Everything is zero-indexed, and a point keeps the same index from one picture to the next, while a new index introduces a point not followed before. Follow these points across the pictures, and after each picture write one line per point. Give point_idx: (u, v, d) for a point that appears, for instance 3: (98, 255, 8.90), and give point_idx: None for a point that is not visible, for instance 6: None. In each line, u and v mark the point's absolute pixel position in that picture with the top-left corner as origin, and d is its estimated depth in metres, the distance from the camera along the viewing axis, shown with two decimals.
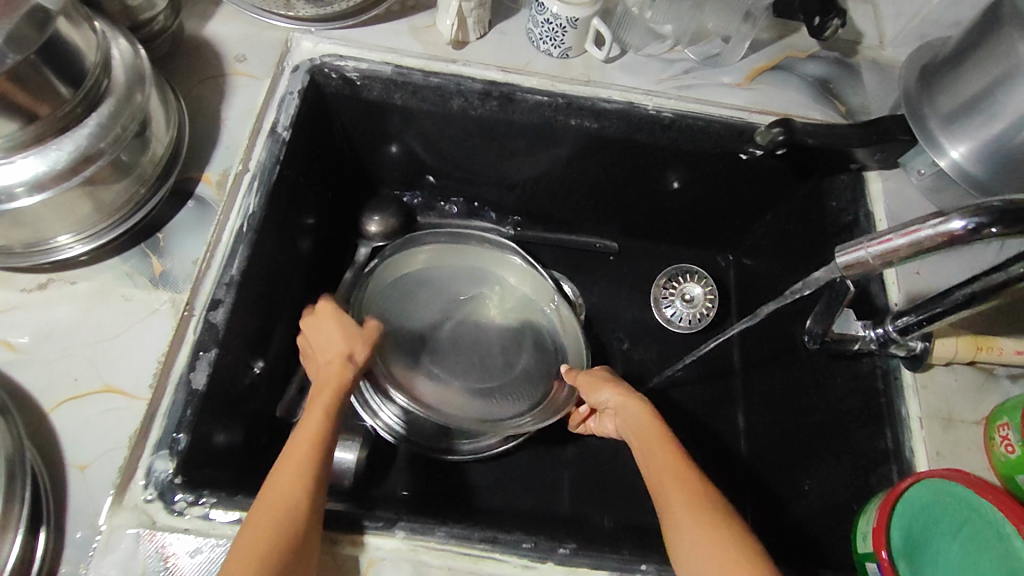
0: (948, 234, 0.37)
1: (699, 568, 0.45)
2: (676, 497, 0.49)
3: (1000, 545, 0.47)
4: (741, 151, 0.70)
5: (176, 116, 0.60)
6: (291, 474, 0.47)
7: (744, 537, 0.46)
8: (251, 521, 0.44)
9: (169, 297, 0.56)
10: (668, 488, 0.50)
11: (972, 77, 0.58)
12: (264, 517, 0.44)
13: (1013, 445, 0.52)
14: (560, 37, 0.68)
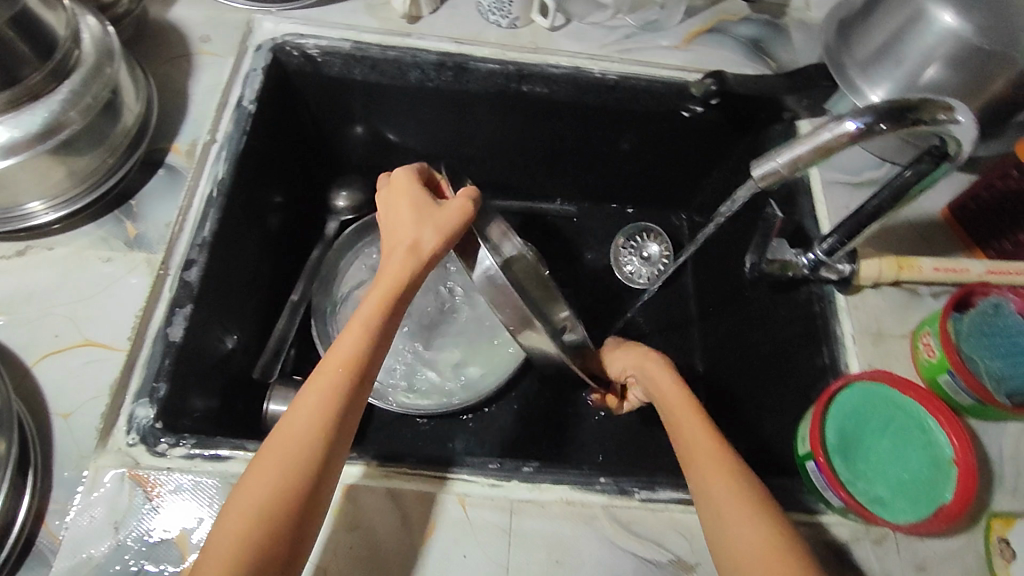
0: (846, 134, 0.42)
1: (716, 493, 0.46)
2: (694, 424, 0.51)
3: (922, 437, 0.53)
4: (682, 108, 0.75)
5: (145, 91, 0.63)
6: (333, 388, 0.44)
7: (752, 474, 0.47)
8: (290, 427, 0.43)
9: (144, 258, 0.58)
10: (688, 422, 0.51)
11: (880, 24, 0.63)
12: (303, 426, 0.43)
13: (933, 350, 0.56)
14: (507, 7, 0.73)
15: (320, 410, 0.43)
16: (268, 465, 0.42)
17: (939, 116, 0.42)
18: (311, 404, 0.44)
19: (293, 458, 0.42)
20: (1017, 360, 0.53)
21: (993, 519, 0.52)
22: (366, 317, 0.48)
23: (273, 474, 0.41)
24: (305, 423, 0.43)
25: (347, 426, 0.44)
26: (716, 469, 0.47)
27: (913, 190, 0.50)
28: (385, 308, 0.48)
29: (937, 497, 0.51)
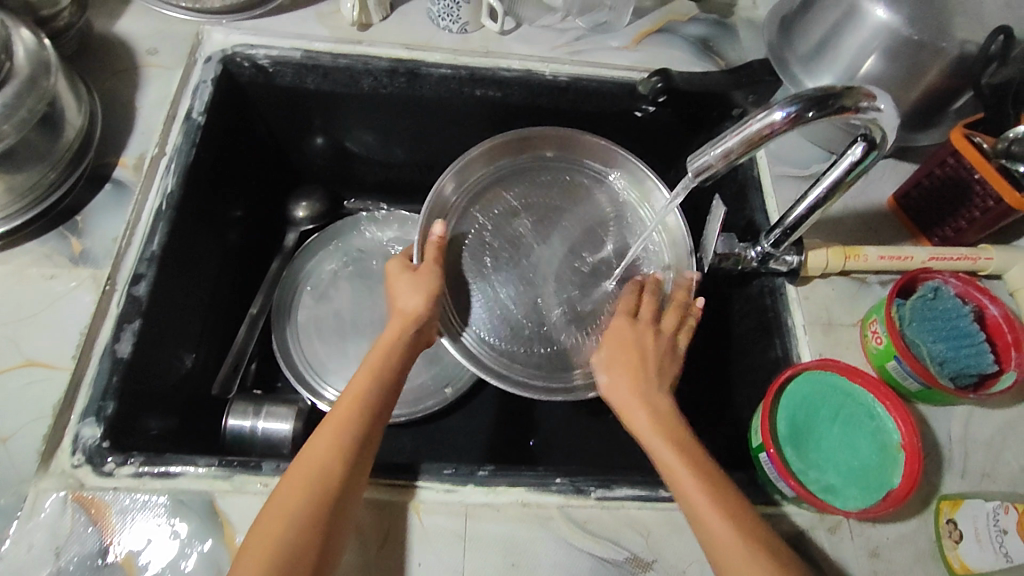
0: (773, 124, 0.42)
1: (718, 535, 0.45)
2: (683, 470, 0.48)
3: (871, 423, 0.54)
4: (635, 108, 0.76)
5: (89, 106, 0.62)
6: (348, 419, 0.50)
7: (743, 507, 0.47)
8: (310, 451, 0.48)
9: (90, 274, 0.58)
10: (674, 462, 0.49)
11: (818, 19, 0.64)
12: (321, 449, 0.48)
13: (880, 337, 0.57)
14: (456, 12, 0.73)
15: (332, 462, 0.48)
16: (279, 511, 0.45)
17: (861, 103, 0.43)
18: (322, 456, 0.48)
19: (309, 505, 0.45)
20: (958, 343, 0.54)
21: (942, 502, 0.53)
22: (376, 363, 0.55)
23: (288, 518, 0.45)
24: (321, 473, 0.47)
25: (362, 457, 0.49)
26: (699, 491, 0.47)
27: (847, 179, 0.51)
28: (386, 376, 0.55)
29: (887, 482, 0.51)
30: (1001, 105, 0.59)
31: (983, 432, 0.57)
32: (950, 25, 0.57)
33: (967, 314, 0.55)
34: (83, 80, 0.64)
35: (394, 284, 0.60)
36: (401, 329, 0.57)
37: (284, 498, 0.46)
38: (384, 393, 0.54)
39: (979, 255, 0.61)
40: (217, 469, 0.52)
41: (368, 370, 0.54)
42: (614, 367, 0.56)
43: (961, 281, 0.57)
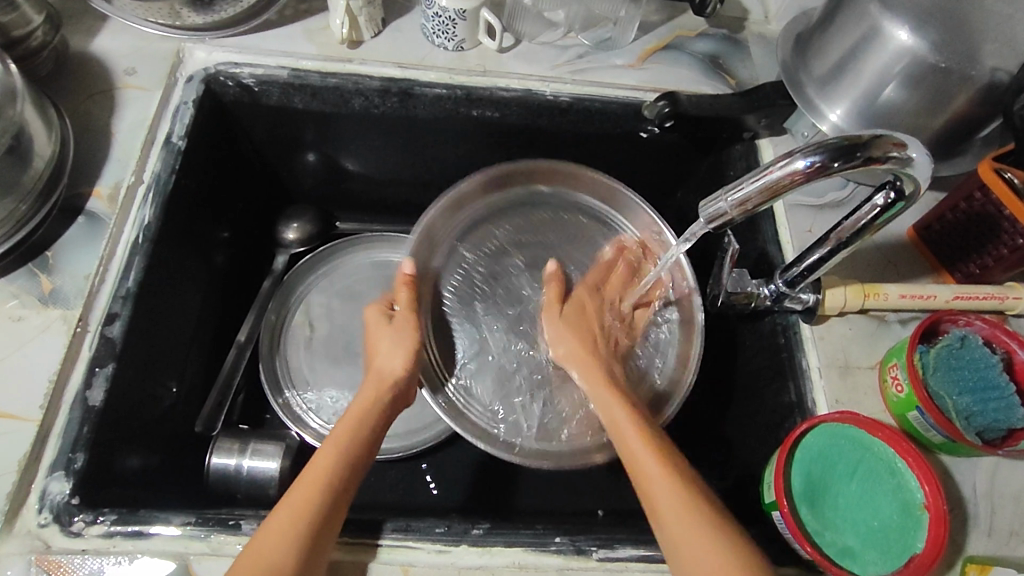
0: (794, 173, 0.39)
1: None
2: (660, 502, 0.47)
3: (891, 480, 0.50)
4: (640, 130, 0.72)
5: (60, 133, 0.58)
6: (303, 502, 0.46)
7: (733, 541, 0.44)
8: (259, 540, 0.44)
9: (60, 314, 0.54)
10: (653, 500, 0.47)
11: (837, 41, 0.60)
12: (270, 541, 0.44)
13: (901, 385, 0.53)
14: (451, 29, 0.69)
15: (300, 518, 0.44)
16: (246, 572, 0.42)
17: (891, 153, 0.39)
18: (294, 509, 0.45)
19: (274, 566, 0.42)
20: (985, 394, 0.51)
21: (969, 564, 0.49)
22: (340, 436, 0.51)
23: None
24: (293, 527, 0.44)
25: (318, 540, 0.44)
26: (694, 539, 0.44)
27: (876, 222, 0.47)
28: (366, 428, 0.52)
29: (910, 545, 0.48)
30: None
31: (1011, 486, 0.54)
32: (979, 51, 0.53)
33: (995, 364, 0.51)
34: (55, 105, 0.60)
35: (372, 342, 0.59)
36: (375, 394, 0.55)
37: (251, 560, 0.43)
38: (364, 446, 0.51)
39: (1007, 294, 0.58)
40: (193, 528, 0.48)
41: (347, 425, 0.52)
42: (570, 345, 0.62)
43: (987, 325, 0.54)
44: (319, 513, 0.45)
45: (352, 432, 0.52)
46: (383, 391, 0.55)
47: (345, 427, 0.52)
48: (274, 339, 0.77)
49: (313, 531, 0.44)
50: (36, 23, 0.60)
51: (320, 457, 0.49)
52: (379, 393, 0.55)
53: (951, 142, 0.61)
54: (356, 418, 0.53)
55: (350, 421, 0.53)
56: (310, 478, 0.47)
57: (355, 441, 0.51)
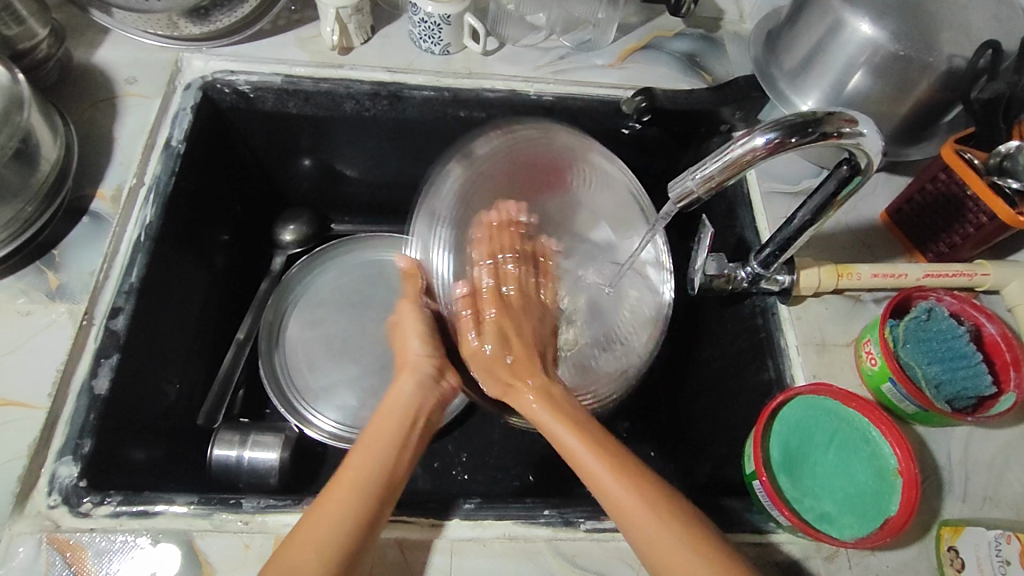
0: (752, 150, 0.42)
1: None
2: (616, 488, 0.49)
3: (866, 448, 0.53)
4: (622, 126, 0.74)
5: (65, 138, 0.61)
6: (351, 484, 0.47)
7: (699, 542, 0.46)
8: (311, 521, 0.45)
9: (67, 309, 0.57)
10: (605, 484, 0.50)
11: (806, 36, 0.63)
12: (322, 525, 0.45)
13: (874, 358, 0.55)
14: (437, 34, 0.72)
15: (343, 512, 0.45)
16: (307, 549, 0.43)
17: (843, 129, 0.42)
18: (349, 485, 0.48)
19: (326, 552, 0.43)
20: (954, 364, 0.53)
21: (943, 528, 0.51)
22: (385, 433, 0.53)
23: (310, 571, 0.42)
24: (340, 515, 0.45)
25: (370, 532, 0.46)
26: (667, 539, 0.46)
27: (837, 197, 0.50)
28: (400, 426, 0.54)
29: (884, 509, 0.50)
30: (992, 119, 0.57)
31: (984, 453, 0.56)
32: (937, 39, 0.56)
33: (961, 334, 0.54)
34: (60, 112, 0.63)
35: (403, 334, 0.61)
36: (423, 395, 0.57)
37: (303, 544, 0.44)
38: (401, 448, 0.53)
39: (975, 271, 0.60)
40: (196, 508, 0.50)
41: (377, 428, 0.53)
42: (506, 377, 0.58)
43: (956, 300, 0.56)
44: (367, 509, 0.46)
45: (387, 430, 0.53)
46: (425, 397, 0.57)
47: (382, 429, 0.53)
48: (274, 336, 0.79)
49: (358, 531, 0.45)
50: (42, 36, 0.63)
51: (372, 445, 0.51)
52: (420, 399, 0.57)
53: (917, 129, 0.64)
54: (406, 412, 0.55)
55: (379, 423, 0.54)
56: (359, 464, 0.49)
57: (394, 437, 0.53)
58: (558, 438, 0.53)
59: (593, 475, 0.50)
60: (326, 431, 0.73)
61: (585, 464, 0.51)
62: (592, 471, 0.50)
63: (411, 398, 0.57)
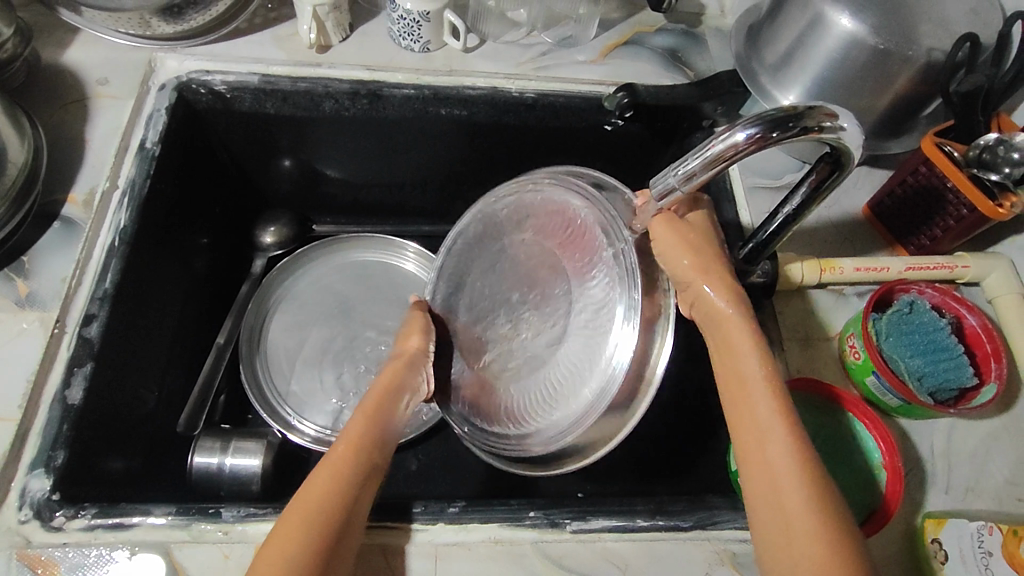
0: (734, 145, 0.41)
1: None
2: (790, 478, 0.41)
3: (851, 442, 0.53)
4: (605, 122, 0.74)
5: (34, 141, 0.59)
6: (335, 463, 0.47)
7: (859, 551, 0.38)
8: (297, 502, 0.44)
9: (38, 317, 0.55)
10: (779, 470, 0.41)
11: (788, 30, 0.63)
12: (305, 505, 0.44)
13: (858, 352, 0.55)
14: (417, 31, 0.71)
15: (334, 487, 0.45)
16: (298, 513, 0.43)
17: (825, 123, 0.42)
18: (339, 460, 0.47)
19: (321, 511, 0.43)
20: (936, 356, 0.53)
21: (927, 520, 0.51)
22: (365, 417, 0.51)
23: (292, 552, 0.41)
24: (333, 485, 0.45)
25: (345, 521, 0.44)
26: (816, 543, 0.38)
27: (820, 191, 0.49)
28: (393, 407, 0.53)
29: (868, 502, 0.50)
30: (970, 111, 0.57)
31: (965, 445, 0.56)
32: (915, 32, 0.56)
33: (943, 327, 0.54)
34: (28, 115, 0.61)
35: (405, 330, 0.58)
36: (402, 373, 0.55)
37: (291, 516, 0.43)
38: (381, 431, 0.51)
39: (956, 264, 0.60)
40: (174, 518, 0.49)
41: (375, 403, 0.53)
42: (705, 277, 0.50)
43: (938, 293, 0.56)
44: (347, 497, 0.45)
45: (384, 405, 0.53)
46: (411, 378, 0.55)
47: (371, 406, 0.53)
48: (257, 340, 0.78)
49: (337, 517, 0.44)
50: (7, 35, 0.61)
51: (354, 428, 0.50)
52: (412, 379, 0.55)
53: (896, 122, 0.64)
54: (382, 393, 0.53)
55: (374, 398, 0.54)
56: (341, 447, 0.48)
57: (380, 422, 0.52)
58: (744, 380, 0.46)
59: (764, 435, 0.43)
60: (311, 435, 0.73)
61: (764, 445, 0.42)
62: (765, 431, 0.43)
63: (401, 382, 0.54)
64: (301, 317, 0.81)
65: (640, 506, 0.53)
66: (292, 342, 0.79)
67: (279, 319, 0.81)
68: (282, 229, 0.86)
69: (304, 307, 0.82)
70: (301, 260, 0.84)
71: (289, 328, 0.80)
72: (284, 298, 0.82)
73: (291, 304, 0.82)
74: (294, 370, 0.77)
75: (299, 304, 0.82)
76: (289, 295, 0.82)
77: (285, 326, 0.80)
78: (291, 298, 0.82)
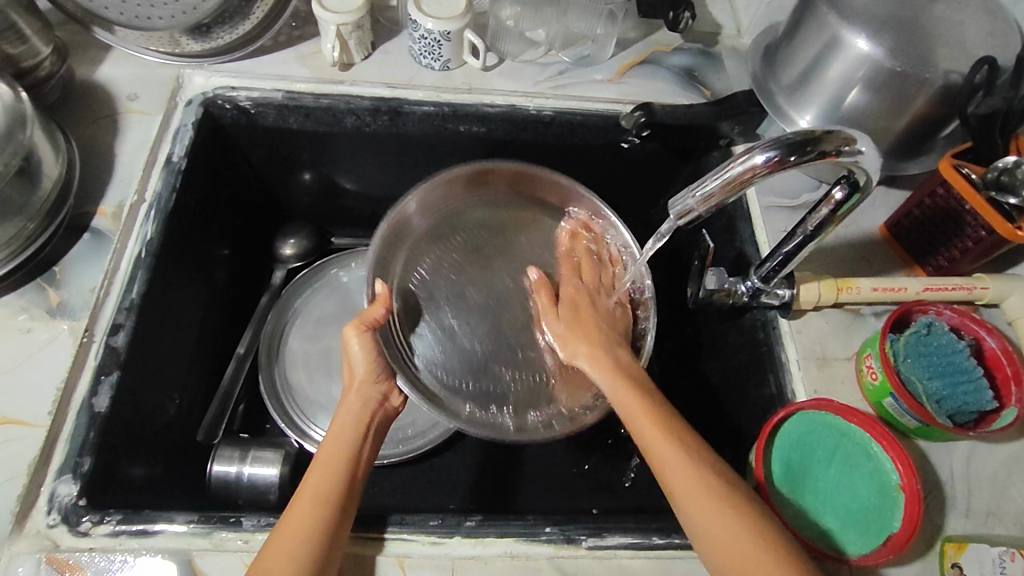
0: (753, 168, 0.42)
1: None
2: (700, 502, 0.45)
3: (869, 464, 0.52)
4: (622, 140, 0.75)
5: (67, 155, 0.61)
6: (308, 498, 0.47)
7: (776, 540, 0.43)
8: (273, 544, 0.45)
9: (67, 326, 0.57)
10: (693, 503, 0.45)
11: (804, 52, 0.64)
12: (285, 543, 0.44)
13: (875, 373, 0.55)
14: (437, 50, 0.72)
15: (310, 517, 0.45)
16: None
17: (842, 147, 0.43)
18: (307, 501, 0.47)
19: None
20: (955, 378, 0.53)
21: (947, 544, 0.50)
22: (330, 450, 0.51)
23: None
24: (295, 538, 0.44)
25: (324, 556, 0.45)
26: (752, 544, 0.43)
27: (837, 213, 0.50)
28: (350, 441, 0.52)
29: (887, 525, 0.50)
30: (989, 133, 0.58)
31: (986, 467, 0.55)
32: (933, 54, 0.57)
33: (962, 349, 0.54)
34: (62, 130, 0.63)
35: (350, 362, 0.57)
36: (359, 407, 0.55)
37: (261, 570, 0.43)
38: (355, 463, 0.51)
39: (975, 285, 0.60)
40: (196, 526, 0.49)
41: (328, 446, 0.51)
42: (572, 339, 0.62)
43: (957, 314, 0.56)
44: (321, 530, 0.45)
45: (339, 442, 0.52)
46: (371, 408, 0.55)
47: (334, 440, 0.52)
48: (276, 350, 0.79)
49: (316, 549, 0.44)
50: (45, 54, 0.64)
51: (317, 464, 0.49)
52: (365, 410, 0.55)
53: (914, 142, 0.64)
54: (350, 431, 0.53)
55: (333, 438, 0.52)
56: (308, 485, 0.48)
57: (347, 454, 0.51)
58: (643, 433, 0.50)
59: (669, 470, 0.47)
60: None
61: (670, 479, 0.47)
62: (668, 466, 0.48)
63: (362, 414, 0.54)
64: (318, 328, 0.82)
65: (656, 523, 0.53)
66: (310, 353, 0.80)
67: (299, 330, 0.82)
68: (299, 241, 0.87)
69: (322, 318, 0.83)
70: (318, 271, 0.86)
71: (307, 339, 0.81)
72: (304, 307, 0.83)
73: (310, 314, 0.83)
74: (313, 382, 0.78)
75: (317, 315, 0.83)
76: (307, 307, 0.83)
77: (303, 335, 0.81)
78: (311, 308, 0.83)
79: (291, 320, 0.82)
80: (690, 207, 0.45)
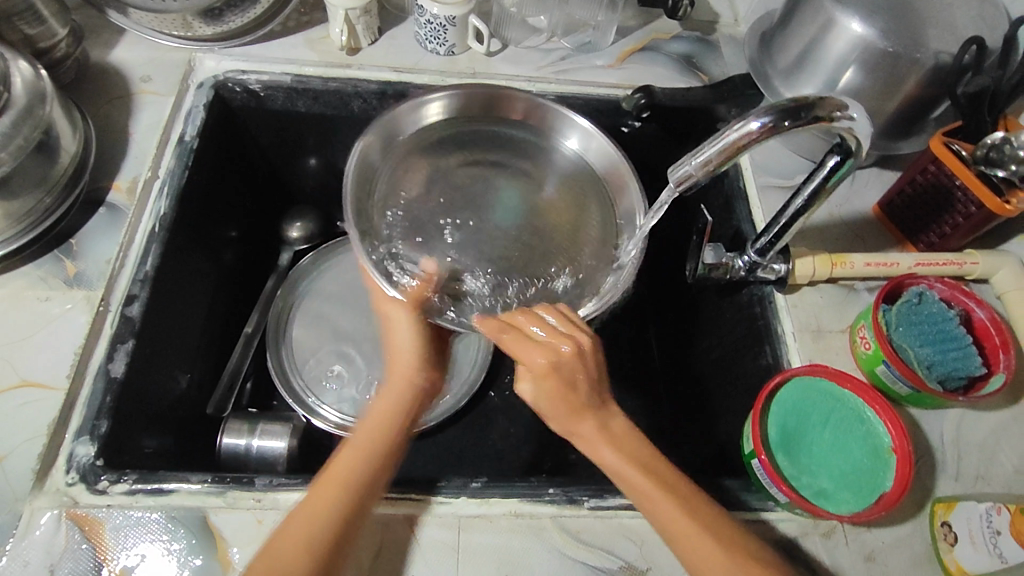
0: (748, 133, 0.43)
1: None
2: (664, 508, 0.47)
3: (861, 428, 0.54)
4: (621, 124, 0.77)
5: (83, 132, 0.63)
6: (331, 486, 0.47)
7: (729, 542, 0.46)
8: (287, 529, 0.45)
9: (84, 295, 0.58)
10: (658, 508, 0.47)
11: (798, 36, 0.66)
12: (298, 529, 0.45)
13: (869, 343, 0.57)
14: (442, 35, 0.74)
15: (323, 512, 0.45)
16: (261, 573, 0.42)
17: (834, 113, 0.44)
18: (329, 488, 0.46)
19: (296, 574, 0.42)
20: (945, 346, 0.55)
21: (937, 505, 0.52)
22: (360, 438, 0.50)
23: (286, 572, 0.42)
24: (310, 527, 0.44)
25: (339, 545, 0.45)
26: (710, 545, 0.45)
27: (828, 183, 0.51)
28: (391, 429, 0.52)
29: (879, 486, 0.51)
30: (978, 112, 0.59)
31: (975, 434, 0.57)
32: (924, 36, 0.59)
33: (951, 318, 0.56)
34: (79, 109, 0.65)
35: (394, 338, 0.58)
36: (406, 391, 0.55)
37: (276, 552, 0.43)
38: (392, 451, 0.51)
39: (965, 260, 0.62)
40: (210, 485, 0.51)
41: (370, 430, 0.51)
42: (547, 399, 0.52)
43: (947, 287, 0.58)
44: (339, 518, 0.45)
45: (383, 425, 0.52)
46: (415, 397, 0.55)
47: (373, 425, 0.52)
48: (283, 329, 0.81)
49: (333, 536, 0.44)
50: (62, 35, 0.65)
51: (347, 450, 0.49)
52: (406, 400, 0.55)
53: (906, 123, 0.66)
54: (383, 419, 0.52)
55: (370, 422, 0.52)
56: (337, 471, 0.48)
57: (381, 444, 0.50)
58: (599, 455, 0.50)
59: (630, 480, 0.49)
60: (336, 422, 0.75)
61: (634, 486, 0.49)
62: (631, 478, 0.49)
63: (406, 402, 0.54)
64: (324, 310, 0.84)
65: None
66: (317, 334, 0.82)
67: (304, 312, 0.83)
68: (306, 225, 0.88)
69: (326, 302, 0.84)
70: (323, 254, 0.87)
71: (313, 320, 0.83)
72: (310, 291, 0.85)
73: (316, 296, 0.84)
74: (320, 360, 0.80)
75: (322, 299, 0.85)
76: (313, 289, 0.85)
77: (309, 317, 0.83)
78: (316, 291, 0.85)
79: (297, 300, 0.84)
80: (690, 172, 0.46)
